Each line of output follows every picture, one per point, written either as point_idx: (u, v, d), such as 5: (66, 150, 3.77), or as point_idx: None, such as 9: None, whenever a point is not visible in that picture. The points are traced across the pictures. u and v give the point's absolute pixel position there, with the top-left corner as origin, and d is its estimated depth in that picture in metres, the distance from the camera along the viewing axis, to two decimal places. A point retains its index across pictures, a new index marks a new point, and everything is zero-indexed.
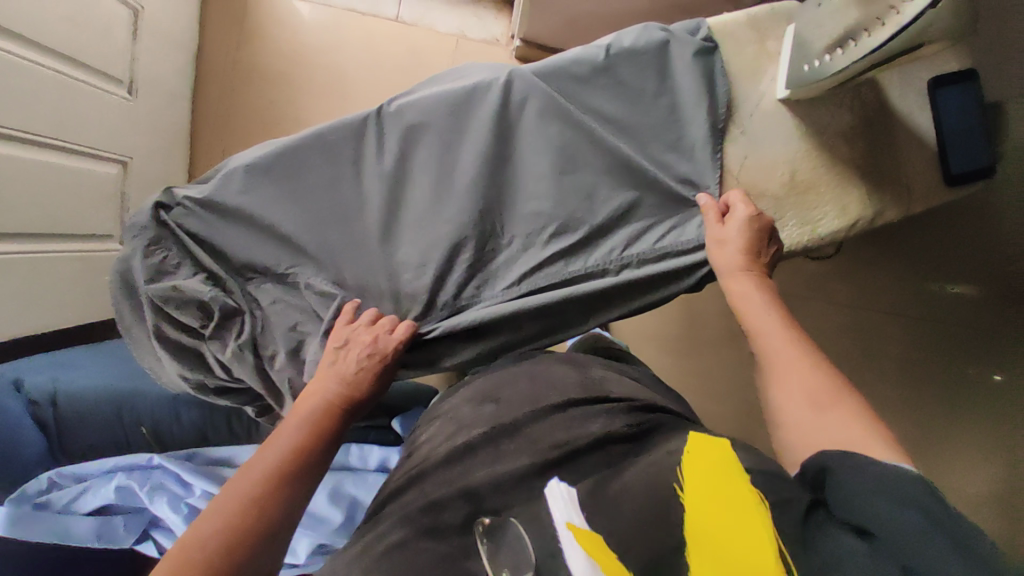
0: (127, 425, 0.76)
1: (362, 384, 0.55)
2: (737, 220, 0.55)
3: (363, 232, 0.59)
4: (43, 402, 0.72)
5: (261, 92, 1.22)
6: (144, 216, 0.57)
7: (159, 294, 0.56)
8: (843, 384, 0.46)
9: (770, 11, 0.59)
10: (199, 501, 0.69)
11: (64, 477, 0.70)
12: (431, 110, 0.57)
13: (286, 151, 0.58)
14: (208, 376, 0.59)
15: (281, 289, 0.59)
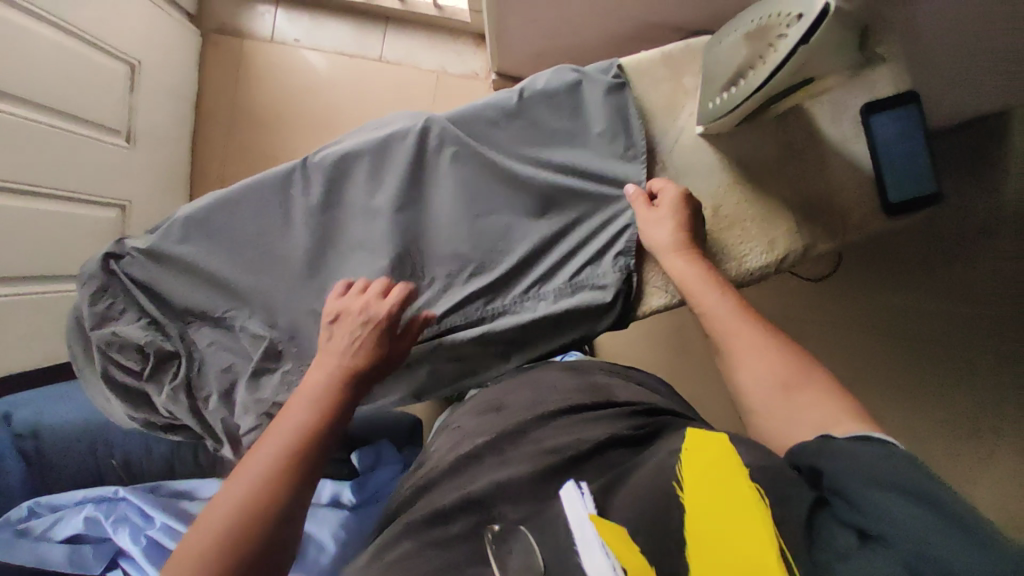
0: (103, 457, 0.82)
1: (363, 356, 0.53)
2: (668, 207, 0.56)
3: (293, 275, 0.62)
4: (26, 435, 0.78)
5: (254, 133, 1.29)
6: (93, 266, 0.62)
7: (104, 339, 0.60)
8: (800, 353, 0.48)
9: (685, 48, 0.60)
10: (157, 533, 0.72)
11: (43, 506, 0.76)
12: (352, 159, 0.61)
13: (221, 202, 0.62)
14: (152, 415, 0.63)
15: (219, 331, 0.63)
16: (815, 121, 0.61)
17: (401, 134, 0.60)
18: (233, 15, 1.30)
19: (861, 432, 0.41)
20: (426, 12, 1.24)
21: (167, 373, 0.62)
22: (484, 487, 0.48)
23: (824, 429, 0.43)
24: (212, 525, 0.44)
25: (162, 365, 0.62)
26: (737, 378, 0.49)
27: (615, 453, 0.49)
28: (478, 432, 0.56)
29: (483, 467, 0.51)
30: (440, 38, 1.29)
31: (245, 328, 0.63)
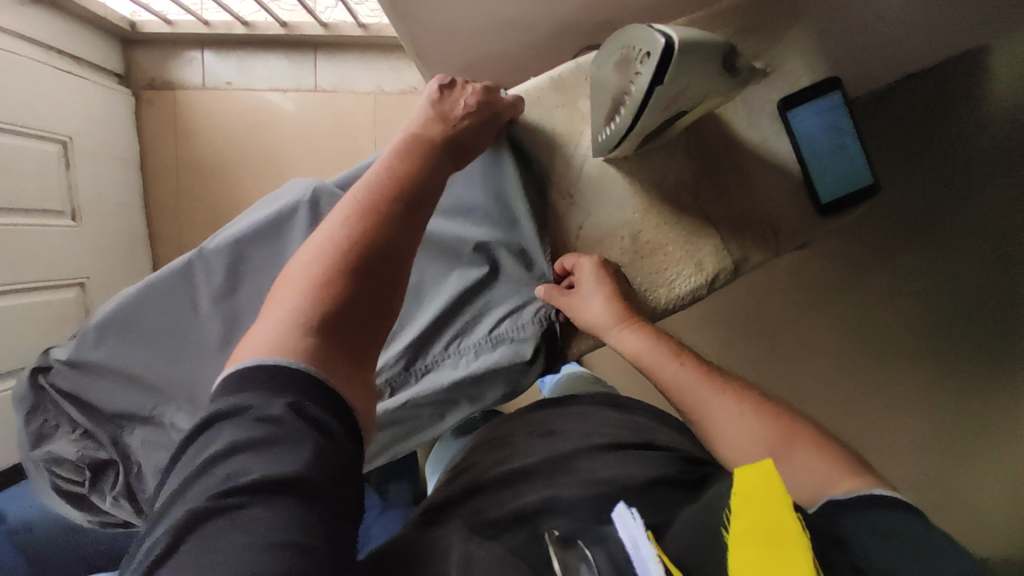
0: (90, 544, 0.83)
1: (462, 129, 0.52)
2: (600, 280, 0.55)
3: (210, 363, 0.61)
4: (19, 531, 0.80)
5: (203, 185, 1.28)
6: (22, 386, 0.62)
7: (41, 458, 0.61)
8: (773, 410, 0.47)
9: (573, 68, 0.58)
10: None
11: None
12: (252, 238, 0.61)
13: (131, 301, 0.61)
14: (109, 517, 0.64)
15: (151, 430, 0.62)
16: (729, 124, 0.56)
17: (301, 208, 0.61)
18: (160, 67, 1.27)
19: (862, 489, 0.39)
20: (353, 32, 1.19)
21: (108, 480, 0.62)
22: (538, 503, 0.52)
23: (818, 478, 0.41)
24: (315, 266, 0.41)
25: (101, 473, 0.62)
26: (720, 445, 0.47)
27: (666, 485, 0.54)
28: (531, 459, 0.62)
29: (536, 486, 0.56)
30: (374, 57, 1.24)
31: (174, 425, 0.62)
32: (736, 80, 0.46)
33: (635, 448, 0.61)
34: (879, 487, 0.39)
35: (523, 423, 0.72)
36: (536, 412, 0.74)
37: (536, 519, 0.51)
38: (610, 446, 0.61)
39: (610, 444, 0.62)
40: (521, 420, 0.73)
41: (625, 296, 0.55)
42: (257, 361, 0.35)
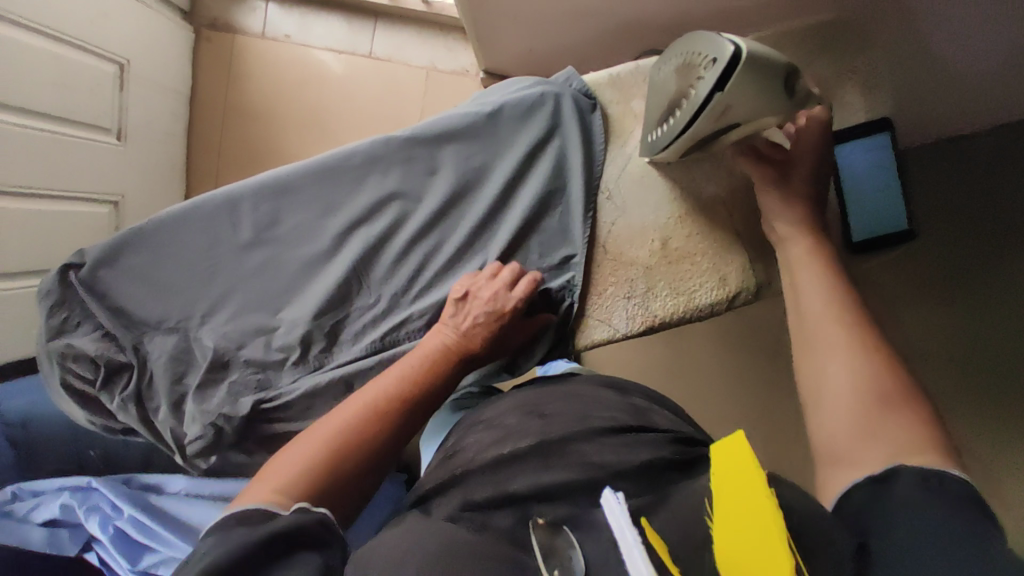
0: (85, 447, 0.85)
1: (473, 339, 0.56)
2: (801, 161, 0.53)
3: (244, 292, 0.64)
4: (15, 424, 0.81)
5: (246, 129, 1.30)
6: (50, 280, 0.64)
7: (59, 350, 0.63)
8: (897, 364, 0.41)
9: (634, 69, 0.60)
10: (124, 525, 0.77)
11: (24, 491, 0.81)
12: (300, 178, 0.61)
13: (171, 220, 0.63)
14: (111, 421, 0.66)
15: (172, 342, 0.64)
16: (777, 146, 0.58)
17: (346, 155, 0.61)
18: (225, 10, 1.30)
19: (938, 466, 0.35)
20: (415, 7, 1.22)
21: (119, 383, 0.64)
22: (529, 487, 0.54)
23: (906, 449, 0.36)
24: (314, 445, 0.47)
25: (114, 375, 0.64)
26: (819, 371, 0.43)
27: (660, 473, 0.54)
28: (528, 439, 0.61)
29: (528, 468, 0.57)
30: (431, 35, 1.26)
31: (198, 339, 0.64)
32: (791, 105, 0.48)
33: (633, 429, 0.61)
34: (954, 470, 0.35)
35: (530, 395, 0.69)
36: (541, 389, 0.71)
37: (527, 502, 0.53)
38: (609, 430, 0.60)
39: (609, 426, 0.61)
40: (531, 392, 0.70)
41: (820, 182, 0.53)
42: (251, 509, 0.41)
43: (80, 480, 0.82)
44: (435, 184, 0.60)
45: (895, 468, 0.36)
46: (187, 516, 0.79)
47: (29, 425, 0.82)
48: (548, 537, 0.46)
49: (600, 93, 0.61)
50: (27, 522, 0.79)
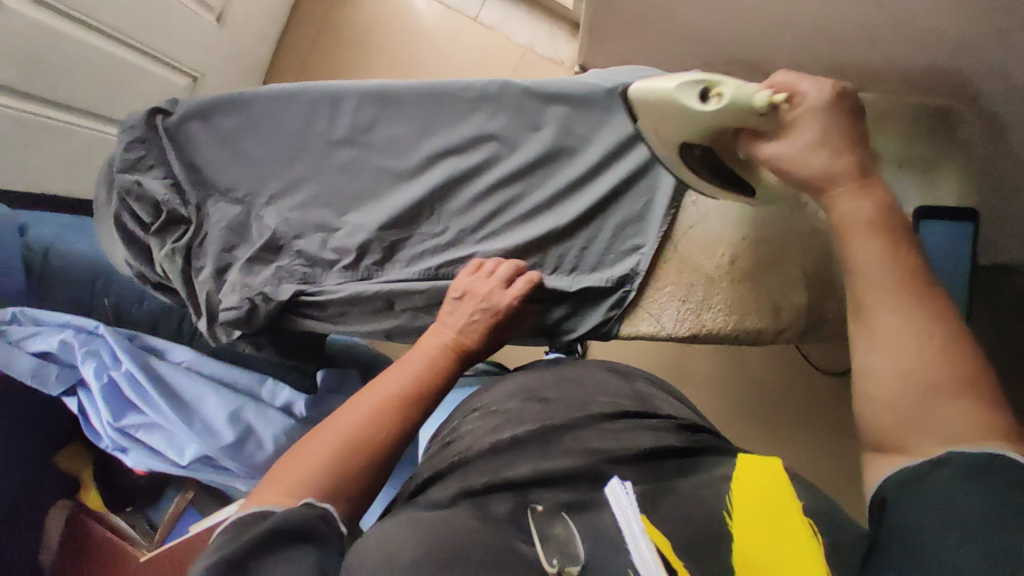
0: (99, 293, 0.83)
1: (473, 334, 0.56)
2: (802, 129, 0.45)
3: (320, 185, 0.65)
4: (36, 251, 0.80)
5: (337, 53, 1.32)
6: (138, 118, 0.65)
7: (126, 185, 0.63)
8: (954, 338, 0.39)
9: None
10: (122, 380, 0.76)
11: (24, 316, 0.78)
12: (410, 95, 0.63)
13: (274, 96, 0.65)
14: (147, 270, 0.66)
15: (234, 210, 0.65)
16: None
17: (459, 88, 0.63)
18: None
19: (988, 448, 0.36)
20: None
21: (174, 233, 0.64)
22: (531, 474, 0.54)
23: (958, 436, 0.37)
24: (310, 445, 0.48)
25: (171, 225, 0.64)
26: (861, 359, 0.42)
27: (665, 459, 0.55)
28: (529, 425, 0.61)
29: (528, 453, 0.58)
30: (539, 17, 1.28)
31: (260, 217, 0.65)
32: (714, 102, 0.48)
33: (635, 415, 0.62)
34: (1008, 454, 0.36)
35: (537, 379, 0.70)
36: (547, 371, 0.73)
37: (528, 491, 0.53)
38: (611, 416, 0.62)
39: (610, 413, 0.62)
40: (546, 373, 0.71)
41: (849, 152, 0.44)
42: (255, 511, 0.42)
43: (86, 322, 0.79)
44: (533, 141, 0.62)
45: (949, 455, 0.37)
46: (181, 389, 0.78)
47: (49, 255, 0.81)
48: (546, 534, 0.48)
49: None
50: (19, 347, 0.76)
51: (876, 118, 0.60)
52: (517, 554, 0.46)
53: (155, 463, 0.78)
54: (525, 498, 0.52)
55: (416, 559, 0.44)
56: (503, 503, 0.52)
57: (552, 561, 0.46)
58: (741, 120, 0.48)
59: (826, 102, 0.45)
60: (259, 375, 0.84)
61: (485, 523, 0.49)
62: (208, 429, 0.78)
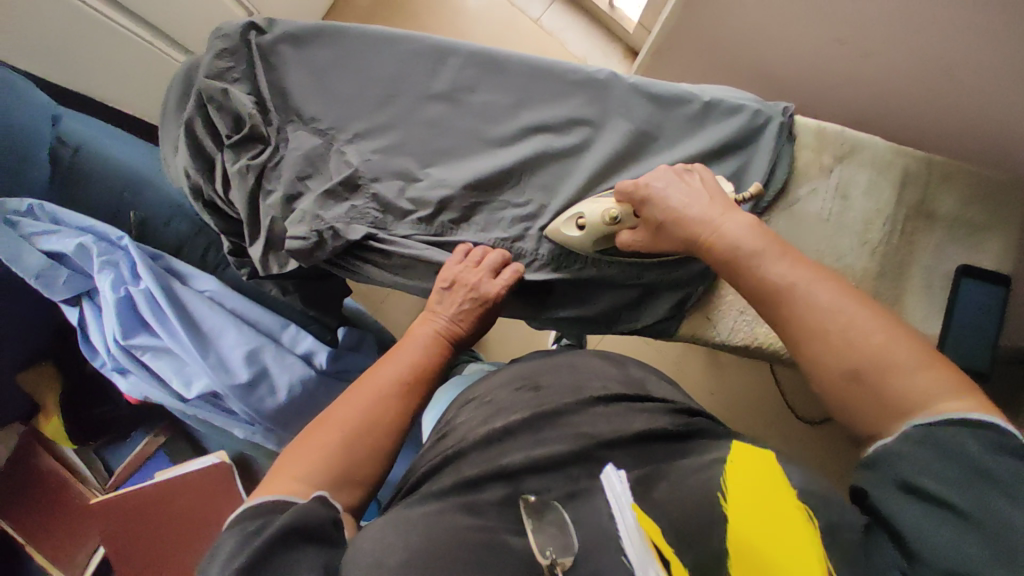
0: (126, 205, 0.78)
1: (464, 323, 0.61)
2: (641, 229, 0.59)
3: (407, 134, 0.64)
4: (68, 146, 0.75)
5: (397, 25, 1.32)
6: (234, 27, 0.63)
7: (210, 91, 0.61)
8: (878, 320, 0.47)
9: (841, 133, 0.66)
10: (139, 300, 0.71)
11: (41, 211, 0.72)
12: (517, 66, 0.64)
13: (380, 36, 0.64)
14: (206, 184, 0.63)
15: (314, 139, 0.64)
16: (915, 256, 0.66)
17: (566, 68, 0.64)
18: None
19: (957, 412, 0.42)
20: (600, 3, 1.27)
21: (248, 151, 0.62)
22: (522, 463, 0.54)
23: (926, 396, 0.44)
24: (317, 435, 0.52)
25: (247, 142, 0.62)
26: (812, 361, 0.49)
27: (662, 446, 0.56)
28: (518, 412, 0.60)
29: (520, 443, 0.57)
30: (598, 32, 1.32)
31: (340, 152, 0.64)
32: (583, 228, 0.61)
33: (629, 399, 0.63)
34: (974, 412, 0.42)
35: (531, 366, 0.69)
36: (541, 360, 0.70)
37: (521, 477, 0.54)
38: (604, 399, 0.62)
39: (604, 398, 0.62)
40: (547, 362, 0.69)
41: (682, 230, 0.56)
42: (270, 501, 0.47)
43: (110, 232, 0.73)
44: (625, 131, 0.64)
45: (936, 423, 0.43)
46: (199, 319, 0.74)
47: (81, 154, 0.75)
48: (539, 524, 0.49)
49: (805, 135, 0.66)
50: (30, 244, 0.70)
51: (940, 179, 0.65)
52: (511, 551, 0.47)
53: (155, 390, 0.75)
54: (517, 488, 0.53)
55: (404, 561, 0.44)
56: (495, 487, 0.53)
57: (546, 553, 0.46)
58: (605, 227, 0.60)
59: (647, 202, 0.58)
60: (285, 320, 0.80)
61: (477, 519, 0.50)
62: (222, 365, 0.73)
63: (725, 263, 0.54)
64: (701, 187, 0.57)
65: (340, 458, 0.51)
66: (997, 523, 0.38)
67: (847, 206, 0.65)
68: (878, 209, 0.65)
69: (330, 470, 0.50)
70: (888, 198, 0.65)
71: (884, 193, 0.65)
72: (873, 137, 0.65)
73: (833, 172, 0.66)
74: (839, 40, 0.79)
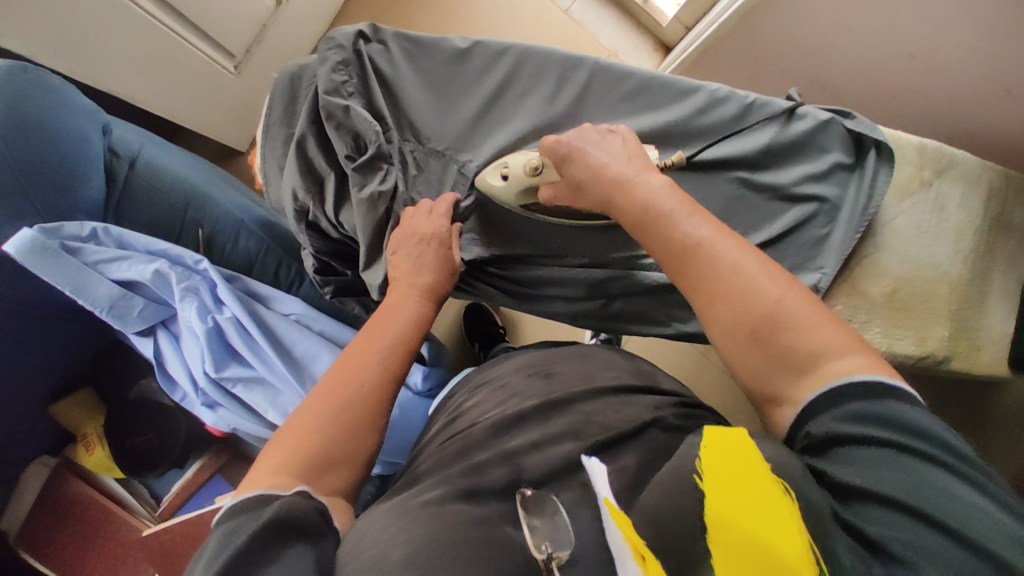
0: (193, 223, 0.87)
1: (428, 278, 0.67)
2: (561, 184, 0.65)
3: (495, 145, 0.72)
4: (122, 158, 0.83)
5: (430, 23, 1.35)
6: (347, 38, 0.71)
7: (336, 107, 0.69)
8: (771, 273, 0.50)
9: (941, 151, 0.69)
10: (227, 324, 0.80)
11: (104, 235, 0.78)
12: (619, 81, 0.71)
13: (487, 50, 0.72)
14: (314, 204, 0.73)
15: (430, 157, 0.74)
16: (995, 257, 0.70)
17: (666, 83, 0.71)
18: None
19: (842, 378, 0.45)
20: None
21: (375, 175, 0.71)
22: (535, 460, 0.52)
23: (819, 349, 0.46)
24: (302, 419, 0.54)
25: (370, 166, 0.71)
26: (711, 319, 0.51)
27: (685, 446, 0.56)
28: (528, 401, 0.60)
29: (531, 428, 0.56)
30: (628, 24, 1.30)
31: (460, 172, 0.74)
32: (508, 179, 0.68)
33: (636, 391, 0.63)
34: (858, 376, 0.44)
35: (542, 356, 0.71)
36: (547, 351, 0.74)
37: (520, 457, 0.52)
38: (615, 390, 0.62)
39: (615, 388, 0.63)
40: (563, 351, 0.72)
41: (600, 186, 0.60)
42: (253, 496, 0.46)
43: (185, 257, 0.81)
44: (727, 146, 0.70)
45: (824, 391, 0.45)
46: (277, 334, 0.84)
47: (135, 165, 0.83)
48: (537, 519, 0.46)
49: (909, 152, 0.69)
50: (97, 271, 0.76)
51: (1016, 194, 0.71)
52: (512, 546, 0.44)
53: (244, 422, 0.82)
54: (519, 475, 0.50)
55: (405, 557, 0.42)
56: (497, 472, 0.50)
57: (541, 547, 0.43)
58: (519, 179, 0.67)
59: (568, 160, 0.63)
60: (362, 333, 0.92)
61: (476, 509, 0.47)
62: None
63: (639, 220, 0.57)
64: (621, 146, 0.62)
65: (320, 440, 0.52)
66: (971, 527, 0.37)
67: (943, 218, 0.69)
68: (969, 222, 0.69)
69: (313, 451, 0.51)
70: (978, 210, 0.69)
71: (976, 206, 0.69)
72: (965, 155, 0.69)
73: (933, 186, 0.69)
74: (910, 54, 0.79)
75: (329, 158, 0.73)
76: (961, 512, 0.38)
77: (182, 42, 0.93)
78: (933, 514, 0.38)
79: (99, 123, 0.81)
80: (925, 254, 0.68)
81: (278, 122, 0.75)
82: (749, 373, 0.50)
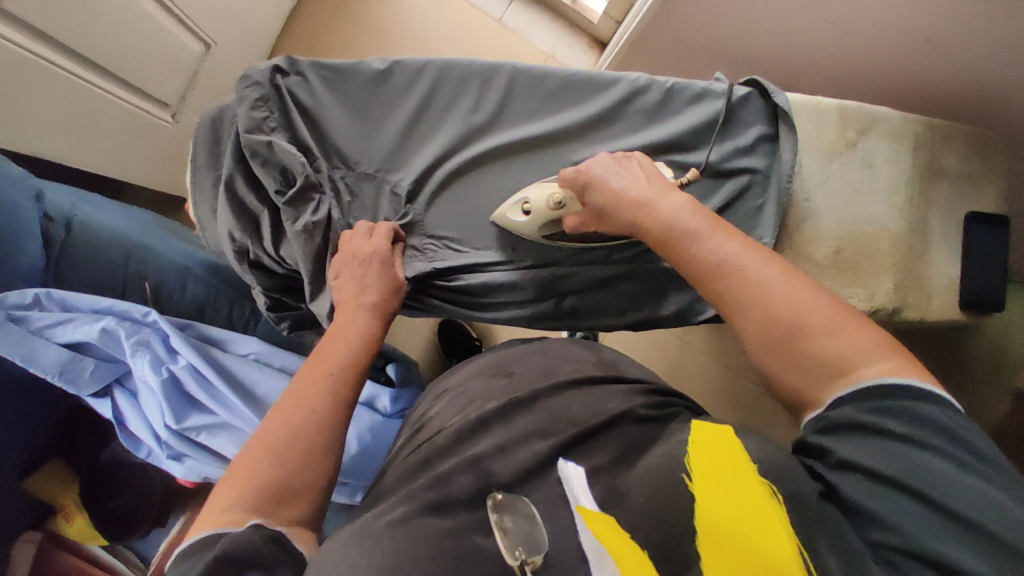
0: (136, 276, 0.87)
1: (375, 296, 0.67)
2: (585, 213, 0.66)
3: (426, 158, 0.73)
4: (57, 222, 0.81)
5: (366, 47, 1.36)
6: (264, 74, 0.71)
7: (260, 145, 0.69)
8: (799, 281, 0.49)
9: (860, 110, 0.71)
10: (181, 371, 0.79)
11: (48, 299, 0.78)
12: (539, 83, 0.72)
13: (404, 69, 0.73)
14: (252, 242, 0.73)
15: (361, 181, 0.74)
16: (932, 205, 0.71)
17: (583, 78, 0.72)
18: None
19: (872, 380, 0.44)
20: None
21: (306, 206, 0.71)
22: (501, 463, 0.51)
23: (847, 353, 0.45)
24: (254, 450, 0.53)
25: (300, 198, 0.71)
26: (735, 324, 0.51)
27: (650, 432, 0.55)
28: (490, 404, 0.59)
29: (494, 431, 0.55)
30: (559, 25, 1.33)
31: (392, 192, 0.74)
32: (529, 214, 0.69)
33: (592, 381, 0.63)
34: (890, 377, 0.44)
35: (505, 354, 0.70)
36: (506, 351, 0.73)
37: (486, 461, 0.51)
38: (576, 382, 0.62)
39: (575, 380, 0.62)
40: (522, 349, 0.71)
41: (619, 212, 0.61)
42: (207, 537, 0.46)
43: (133, 311, 0.81)
44: (651, 132, 0.71)
45: (850, 395, 0.45)
46: (238, 375, 0.82)
47: (72, 228, 0.82)
48: (509, 519, 0.46)
49: (830, 115, 0.71)
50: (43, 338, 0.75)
51: (943, 140, 0.71)
52: (484, 555, 0.44)
53: (210, 468, 0.79)
54: (488, 481, 0.49)
55: None
56: (464, 479, 0.49)
57: (515, 552, 0.43)
58: (543, 212, 0.68)
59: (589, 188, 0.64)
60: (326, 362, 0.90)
61: (444, 522, 0.46)
62: None
63: (660, 240, 0.57)
64: (640, 172, 0.62)
65: (273, 471, 0.51)
66: (959, 502, 0.38)
67: (874, 173, 0.70)
68: (900, 174, 0.70)
69: (267, 484, 0.50)
70: (908, 161, 0.70)
71: (904, 157, 0.70)
72: (887, 111, 0.71)
73: (859, 145, 0.70)
74: (826, 21, 0.81)
75: (260, 195, 0.73)
76: (949, 487, 0.39)
77: (107, 96, 0.93)
78: (925, 493, 0.39)
79: (31, 191, 0.78)
80: (859, 212, 0.69)
81: (205, 163, 0.75)
82: (774, 375, 0.49)
